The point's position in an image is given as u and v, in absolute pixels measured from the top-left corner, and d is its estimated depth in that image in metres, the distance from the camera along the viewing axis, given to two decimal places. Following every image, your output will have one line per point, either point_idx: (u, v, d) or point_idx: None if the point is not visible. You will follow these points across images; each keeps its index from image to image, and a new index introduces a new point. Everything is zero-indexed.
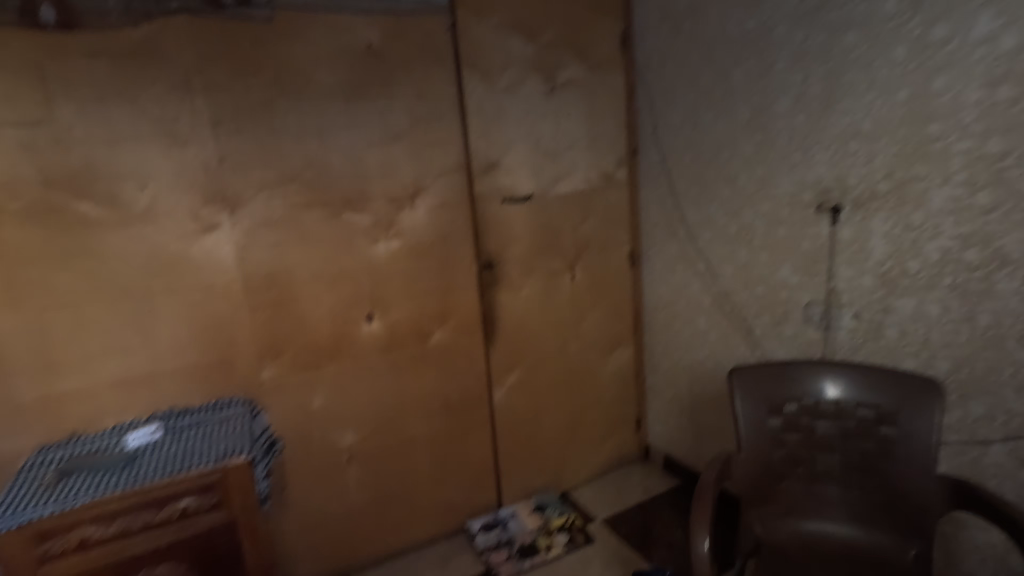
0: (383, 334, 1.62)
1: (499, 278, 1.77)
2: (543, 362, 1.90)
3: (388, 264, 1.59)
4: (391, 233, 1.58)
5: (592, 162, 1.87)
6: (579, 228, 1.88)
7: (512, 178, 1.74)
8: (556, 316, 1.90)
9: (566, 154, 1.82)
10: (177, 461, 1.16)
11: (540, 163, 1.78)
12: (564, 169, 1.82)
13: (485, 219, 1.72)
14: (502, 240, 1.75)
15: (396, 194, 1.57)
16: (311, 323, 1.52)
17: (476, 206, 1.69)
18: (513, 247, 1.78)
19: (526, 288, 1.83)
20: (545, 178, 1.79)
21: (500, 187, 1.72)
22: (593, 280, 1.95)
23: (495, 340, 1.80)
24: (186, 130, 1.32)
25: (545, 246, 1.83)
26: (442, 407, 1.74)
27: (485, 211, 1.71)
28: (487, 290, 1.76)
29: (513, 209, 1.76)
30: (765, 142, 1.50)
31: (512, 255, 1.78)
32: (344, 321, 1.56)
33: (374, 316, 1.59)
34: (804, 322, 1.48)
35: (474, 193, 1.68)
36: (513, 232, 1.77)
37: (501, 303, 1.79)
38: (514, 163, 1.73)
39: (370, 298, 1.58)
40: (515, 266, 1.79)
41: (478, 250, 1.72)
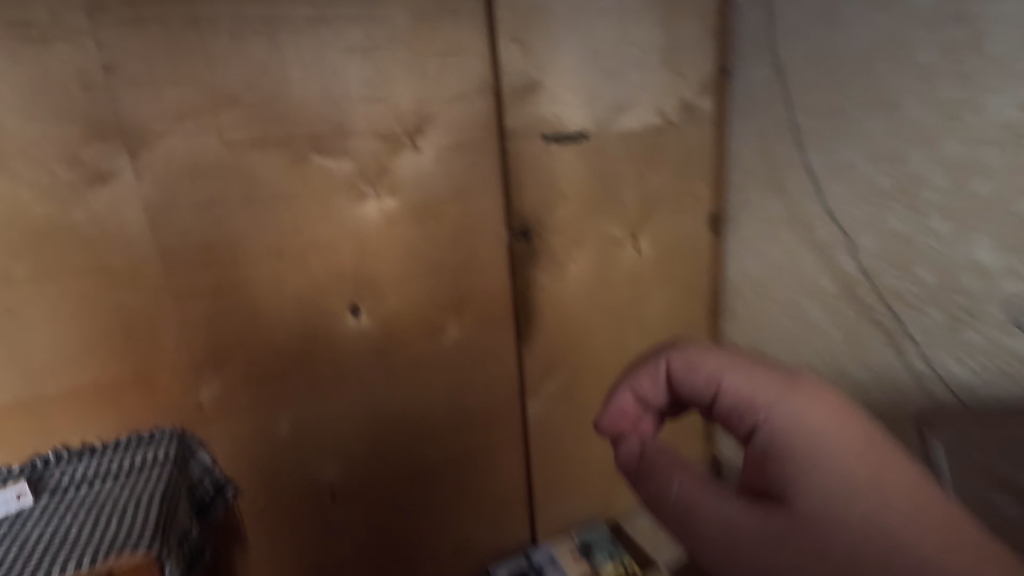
0: (377, 332, 1.15)
1: (539, 250, 1.28)
2: (593, 362, 1.43)
3: (382, 233, 1.10)
4: (383, 188, 1.09)
5: (669, 87, 1.32)
6: (647, 180, 1.36)
7: (559, 108, 1.21)
8: (611, 300, 1.41)
9: (635, 73, 1.28)
10: (33, 560, 0.72)
11: (599, 86, 1.24)
12: (629, 96, 1.28)
13: (520, 167, 1.20)
14: (543, 197, 1.25)
15: (391, 128, 1.07)
16: (271, 318, 1.05)
17: (508, 149, 1.18)
18: (557, 207, 1.27)
19: (574, 265, 1.33)
20: (605, 108, 1.26)
21: (542, 120, 1.20)
22: (661, 251, 1.44)
23: (531, 334, 1.33)
24: (44, 18, 0.82)
25: (600, 207, 1.32)
26: (459, 426, 1.29)
27: (521, 155, 1.20)
28: (523, 268, 1.27)
29: (559, 154, 1.24)
30: (969, 40, 0.97)
31: (556, 220, 1.28)
32: (321, 315, 1.09)
33: (362, 307, 1.12)
34: (1008, 325, 1.00)
35: (505, 130, 1.16)
36: (559, 185, 1.26)
37: (540, 285, 1.30)
38: (564, 85, 1.21)
39: (357, 281, 1.10)
40: (560, 234, 1.29)
41: (509, 212, 1.22)
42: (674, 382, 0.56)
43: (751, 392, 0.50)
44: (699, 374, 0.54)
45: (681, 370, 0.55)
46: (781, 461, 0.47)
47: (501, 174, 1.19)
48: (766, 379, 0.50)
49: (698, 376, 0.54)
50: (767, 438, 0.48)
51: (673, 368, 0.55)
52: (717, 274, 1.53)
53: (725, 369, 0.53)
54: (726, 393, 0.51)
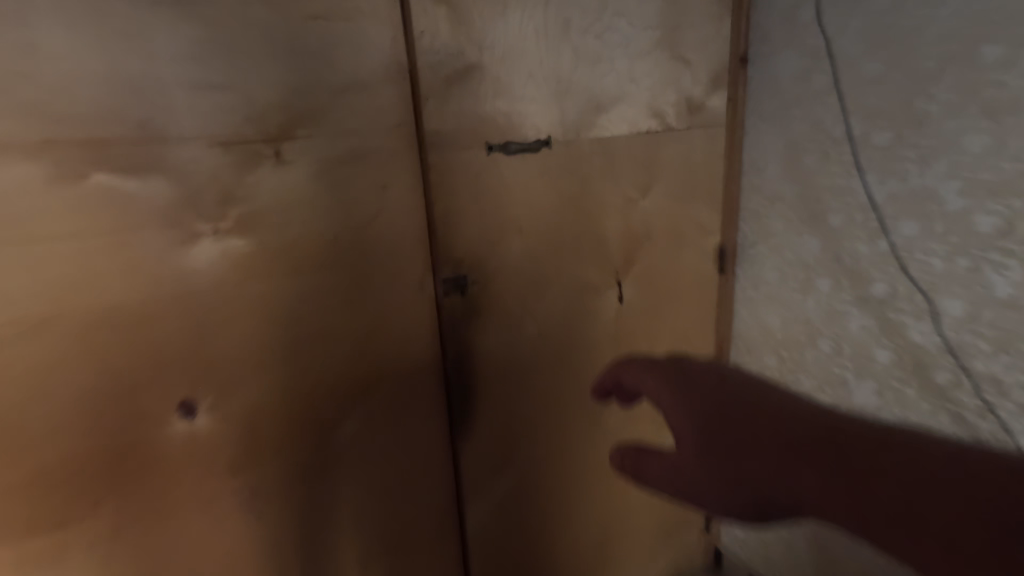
0: (228, 438, 0.76)
1: (482, 309, 0.89)
2: (560, 449, 1.05)
3: (228, 291, 0.72)
4: (229, 222, 0.70)
5: (667, 78, 0.95)
6: (637, 204, 0.98)
7: (511, 104, 0.83)
8: (587, 368, 1.03)
9: (621, 56, 0.89)
10: None
11: (570, 74, 0.86)
12: (614, 89, 0.90)
13: (451, 190, 0.82)
14: (490, 232, 0.86)
15: (238, 129, 0.68)
16: (36, 429, 0.65)
17: (432, 164, 0.80)
18: (509, 244, 0.88)
19: (533, 326, 0.95)
20: (580, 105, 0.88)
21: (485, 121, 0.82)
22: (654, 299, 1.07)
23: (473, 421, 0.94)
24: None
25: (571, 243, 0.94)
26: (366, 554, 0.90)
27: (454, 172, 0.81)
28: (459, 334, 0.89)
29: (513, 170, 0.85)
30: None
31: (506, 265, 0.89)
32: (129, 420, 0.70)
33: (201, 403, 0.73)
34: None
35: (426, 136, 0.78)
36: (511, 216, 0.87)
37: (484, 353, 0.92)
38: (518, 71, 0.82)
39: (189, 365, 0.72)
40: (513, 284, 0.91)
41: (436, 255, 0.84)
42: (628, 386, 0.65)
43: (662, 369, 0.62)
44: (636, 380, 0.64)
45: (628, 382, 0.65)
46: (707, 404, 0.58)
47: (421, 201, 0.80)
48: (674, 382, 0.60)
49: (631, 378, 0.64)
50: (671, 399, 0.59)
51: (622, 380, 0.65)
52: (727, 325, 1.16)
53: (652, 380, 0.62)
54: (651, 383, 0.62)
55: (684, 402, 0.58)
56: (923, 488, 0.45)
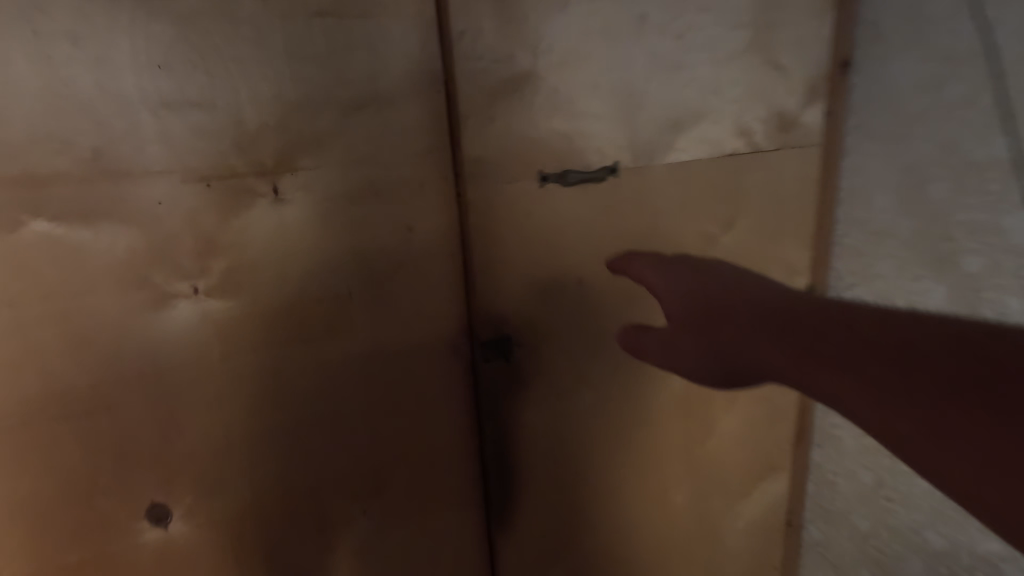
0: (211, 549, 0.60)
1: (530, 377, 0.72)
2: (618, 535, 0.87)
3: (210, 366, 0.56)
4: (212, 279, 0.54)
5: (757, 88, 0.77)
6: (718, 242, 0.81)
7: (571, 122, 0.66)
8: (653, 439, 0.85)
9: (704, 61, 0.72)
10: None
11: (643, 84, 0.68)
12: (695, 103, 0.72)
13: (494, 233, 0.65)
14: (541, 279, 0.69)
15: (223, 161, 0.52)
16: None
17: (470, 201, 0.63)
18: (565, 294, 0.71)
19: (591, 393, 0.77)
20: (654, 123, 0.70)
21: (538, 145, 0.65)
22: None
23: (515, 507, 0.77)
24: None
25: (643, 293, 0.75)
26: None
27: (499, 210, 0.64)
28: (501, 410, 0.71)
29: (571, 205, 0.68)
30: None
31: (561, 322, 0.72)
32: (83, 533, 0.54)
33: (176, 508, 0.57)
34: None
35: (464, 166, 0.61)
36: (568, 261, 0.70)
37: (532, 428, 0.74)
38: (580, 81, 0.65)
39: (159, 461, 0.56)
40: (569, 345, 0.73)
41: (474, 314, 0.66)
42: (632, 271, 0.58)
43: (666, 265, 0.55)
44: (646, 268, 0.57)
45: (627, 271, 0.58)
46: (710, 290, 0.50)
47: (457, 247, 0.64)
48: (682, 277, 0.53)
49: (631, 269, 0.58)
50: (669, 286, 0.54)
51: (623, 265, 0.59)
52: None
53: (655, 269, 0.56)
54: (653, 279, 0.56)
55: (677, 278, 0.54)
56: (978, 345, 0.33)
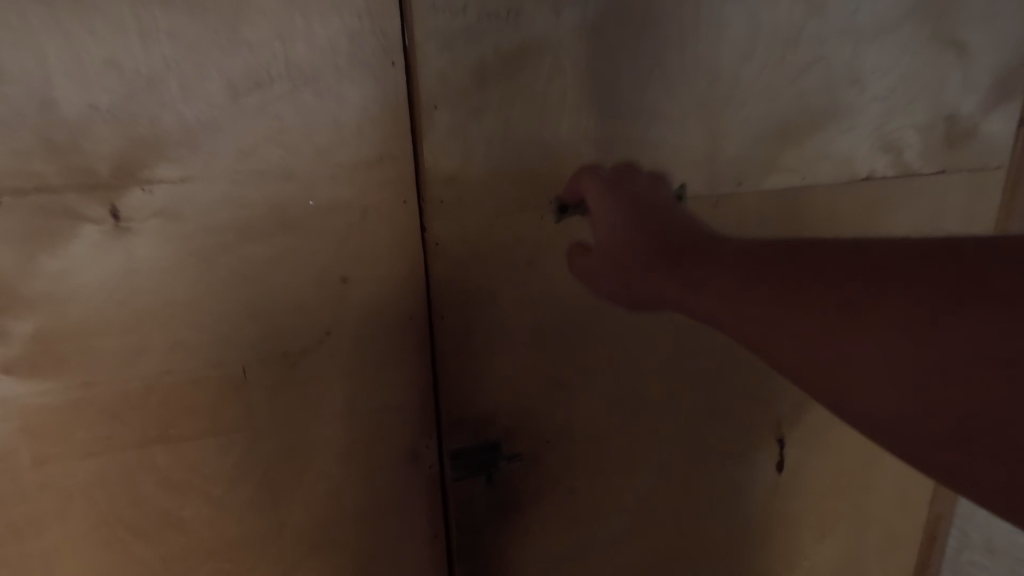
0: None
1: (527, 504, 0.48)
2: None
3: (19, 475, 0.37)
4: (14, 348, 0.34)
5: (923, 77, 0.49)
6: None
7: (615, 120, 0.41)
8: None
9: (841, 31, 0.45)
10: None
11: (738, 65, 0.43)
12: (819, 97, 0.46)
13: (481, 292, 0.41)
14: (556, 355, 0.45)
15: (20, 166, 0.32)
16: None
17: (441, 241, 0.40)
18: (592, 379, 0.46)
19: (624, 526, 0.52)
20: (751, 127, 0.45)
21: (559, 155, 0.40)
22: (846, 463, 0.60)
23: None
24: None
25: (712, 378, 0.50)
26: None
27: (489, 256, 0.41)
28: (481, 549, 0.47)
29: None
30: None
31: (582, 425, 0.47)
32: None
33: None
34: None
35: (433, 187, 0.38)
36: (598, 335, 0.45)
37: (534, 564, 0.50)
38: (635, 55, 0.40)
39: None
40: (592, 458, 0.48)
41: (443, 411, 0.43)
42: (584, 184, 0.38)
43: (615, 182, 0.37)
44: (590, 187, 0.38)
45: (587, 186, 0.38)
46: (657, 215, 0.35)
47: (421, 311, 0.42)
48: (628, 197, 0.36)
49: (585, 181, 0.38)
50: (608, 200, 0.36)
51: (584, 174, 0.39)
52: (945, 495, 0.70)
53: (602, 187, 0.37)
54: (593, 193, 0.37)
55: (624, 199, 0.36)
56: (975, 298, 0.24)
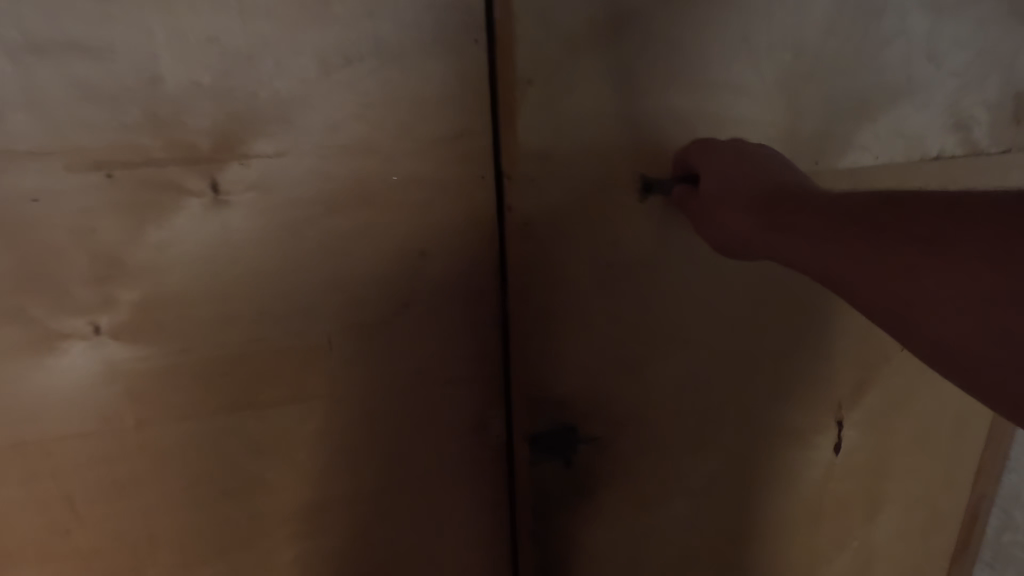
0: None
1: (601, 489, 0.48)
2: None
3: (121, 435, 0.39)
4: (119, 313, 0.36)
5: (999, 53, 0.48)
6: None
7: (696, 95, 0.41)
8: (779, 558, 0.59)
9: (917, 6, 0.45)
10: None
11: (818, 40, 0.43)
12: (894, 73, 0.46)
13: (566, 277, 0.42)
14: (634, 337, 0.45)
15: (127, 138, 0.33)
16: None
17: (529, 223, 0.40)
18: (666, 360, 0.47)
19: (688, 508, 0.53)
20: (829, 104, 0.45)
21: (641, 131, 0.41)
22: (901, 446, 0.61)
23: None
24: None
25: (779, 358, 0.51)
26: None
27: (573, 239, 0.41)
28: (556, 534, 0.48)
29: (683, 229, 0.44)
30: None
31: (655, 408, 0.48)
32: None
33: None
34: None
35: (523, 168, 0.39)
36: (674, 317, 0.46)
37: (604, 547, 0.50)
38: (715, 32, 0.40)
39: (53, 556, 0.40)
40: (661, 440, 0.49)
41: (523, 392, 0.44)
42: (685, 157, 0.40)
43: (716, 150, 0.39)
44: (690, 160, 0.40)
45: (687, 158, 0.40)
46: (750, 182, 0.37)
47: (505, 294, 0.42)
48: (720, 166, 0.38)
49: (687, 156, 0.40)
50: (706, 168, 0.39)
51: (685, 151, 0.40)
52: (991, 478, 0.70)
53: (701, 158, 0.39)
54: (692, 163, 0.40)
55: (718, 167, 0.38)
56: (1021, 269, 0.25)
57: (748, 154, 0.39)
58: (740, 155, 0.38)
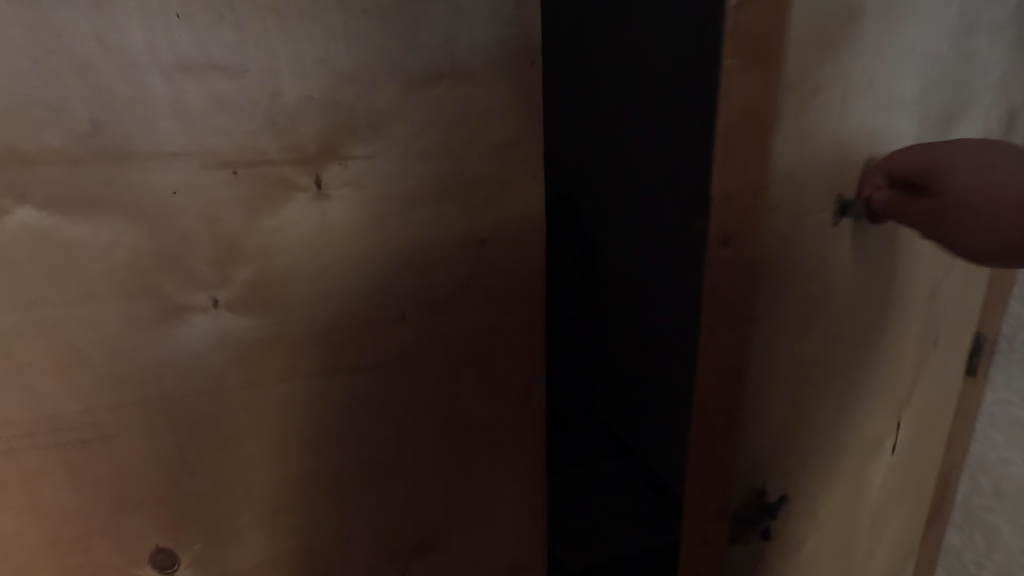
0: None
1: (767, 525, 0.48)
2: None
3: (229, 395, 0.45)
4: (234, 290, 0.43)
5: (1001, 77, 0.64)
6: (939, 297, 0.65)
7: (884, 108, 0.47)
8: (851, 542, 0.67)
9: (986, 28, 0.57)
10: None
11: (944, 55, 0.52)
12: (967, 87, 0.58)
13: (772, 316, 0.43)
14: (804, 356, 0.48)
15: (252, 142, 0.40)
16: None
17: (756, 264, 0.40)
18: (817, 372, 0.51)
19: (811, 510, 0.57)
20: (936, 110, 0.54)
21: (844, 147, 0.44)
22: (925, 431, 0.73)
23: None
24: None
25: (875, 363, 0.58)
26: None
27: (775, 276, 0.42)
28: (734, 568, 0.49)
29: (840, 257, 0.48)
30: None
31: (795, 432, 0.51)
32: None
33: (183, 552, 0.48)
34: None
35: (762, 208, 0.38)
36: (825, 337, 0.50)
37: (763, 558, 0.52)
38: (903, 45, 0.46)
39: (162, 504, 0.46)
40: (801, 456, 0.53)
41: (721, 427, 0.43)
42: (896, 163, 0.47)
43: (940, 155, 0.46)
44: (911, 164, 0.46)
45: (899, 163, 0.47)
46: (994, 179, 0.44)
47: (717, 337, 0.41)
48: (948, 166, 0.46)
49: (901, 160, 0.46)
50: (948, 167, 0.45)
51: (895, 160, 0.47)
52: (958, 448, 0.80)
53: (926, 160, 0.46)
54: (915, 166, 0.46)
55: (959, 164, 0.45)
56: None
57: (966, 152, 0.46)
58: (966, 157, 0.45)
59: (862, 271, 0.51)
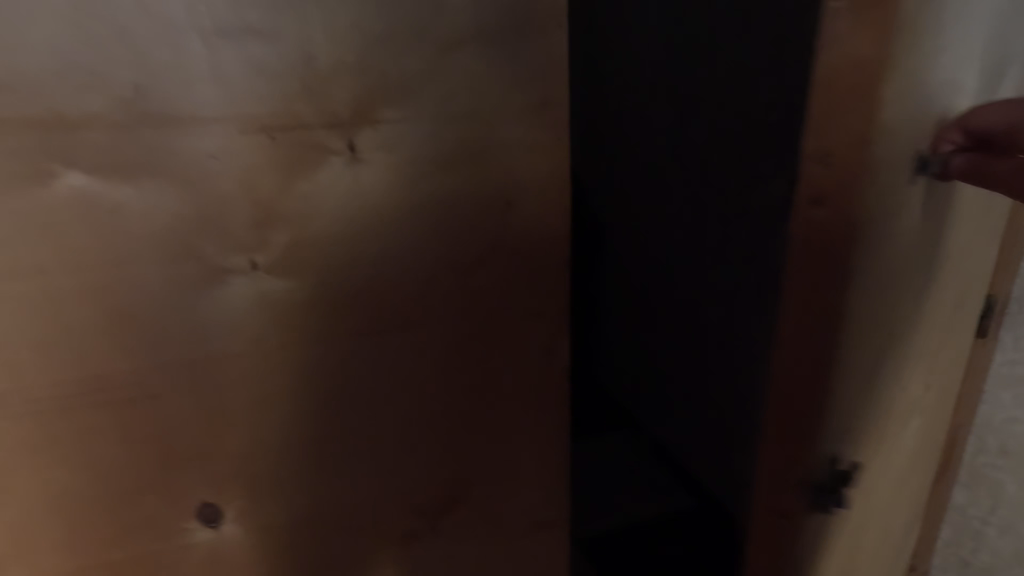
0: (266, 555, 0.53)
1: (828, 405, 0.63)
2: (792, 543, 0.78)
3: (269, 356, 0.47)
4: (273, 254, 0.44)
5: None
6: (981, 249, 0.75)
7: (954, 63, 0.58)
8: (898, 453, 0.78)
9: None
10: None
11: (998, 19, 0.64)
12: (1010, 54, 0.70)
13: (849, 242, 0.56)
14: (876, 280, 0.61)
15: (288, 107, 0.41)
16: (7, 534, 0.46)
17: (831, 200, 0.53)
18: (885, 295, 0.63)
19: (869, 415, 0.69)
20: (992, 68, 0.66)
21: (921, 108, 0.56)
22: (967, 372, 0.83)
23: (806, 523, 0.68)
24: None
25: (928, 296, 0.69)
26: None
27: (865, 221, 0.56)
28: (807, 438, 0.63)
29: (912, 201, 0.61)
30: None
31: (864, 349, 0.64)
32: (126, 529, 0.48)
33: (229, 506, 0.51)
34: None
35: (850, 155, 0.52)
36: (889, 268, 0.62)
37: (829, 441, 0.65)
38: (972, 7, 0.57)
39: (208, 460, 0.48)
40: (865, 364, 0.65)
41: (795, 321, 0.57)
42: (974, 120, 0.59)
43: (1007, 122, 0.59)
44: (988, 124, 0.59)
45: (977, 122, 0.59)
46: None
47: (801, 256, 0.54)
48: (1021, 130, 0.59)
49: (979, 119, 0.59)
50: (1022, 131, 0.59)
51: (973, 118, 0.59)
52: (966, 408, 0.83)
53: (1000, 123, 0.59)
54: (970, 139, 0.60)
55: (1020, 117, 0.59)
56: None
57: None
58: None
59: (929, 217, 0.64)
